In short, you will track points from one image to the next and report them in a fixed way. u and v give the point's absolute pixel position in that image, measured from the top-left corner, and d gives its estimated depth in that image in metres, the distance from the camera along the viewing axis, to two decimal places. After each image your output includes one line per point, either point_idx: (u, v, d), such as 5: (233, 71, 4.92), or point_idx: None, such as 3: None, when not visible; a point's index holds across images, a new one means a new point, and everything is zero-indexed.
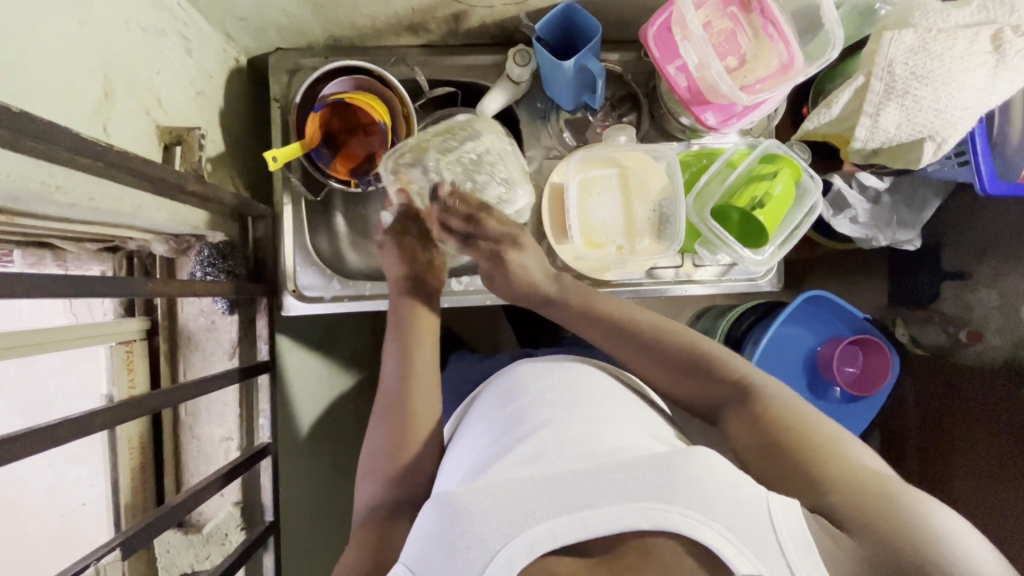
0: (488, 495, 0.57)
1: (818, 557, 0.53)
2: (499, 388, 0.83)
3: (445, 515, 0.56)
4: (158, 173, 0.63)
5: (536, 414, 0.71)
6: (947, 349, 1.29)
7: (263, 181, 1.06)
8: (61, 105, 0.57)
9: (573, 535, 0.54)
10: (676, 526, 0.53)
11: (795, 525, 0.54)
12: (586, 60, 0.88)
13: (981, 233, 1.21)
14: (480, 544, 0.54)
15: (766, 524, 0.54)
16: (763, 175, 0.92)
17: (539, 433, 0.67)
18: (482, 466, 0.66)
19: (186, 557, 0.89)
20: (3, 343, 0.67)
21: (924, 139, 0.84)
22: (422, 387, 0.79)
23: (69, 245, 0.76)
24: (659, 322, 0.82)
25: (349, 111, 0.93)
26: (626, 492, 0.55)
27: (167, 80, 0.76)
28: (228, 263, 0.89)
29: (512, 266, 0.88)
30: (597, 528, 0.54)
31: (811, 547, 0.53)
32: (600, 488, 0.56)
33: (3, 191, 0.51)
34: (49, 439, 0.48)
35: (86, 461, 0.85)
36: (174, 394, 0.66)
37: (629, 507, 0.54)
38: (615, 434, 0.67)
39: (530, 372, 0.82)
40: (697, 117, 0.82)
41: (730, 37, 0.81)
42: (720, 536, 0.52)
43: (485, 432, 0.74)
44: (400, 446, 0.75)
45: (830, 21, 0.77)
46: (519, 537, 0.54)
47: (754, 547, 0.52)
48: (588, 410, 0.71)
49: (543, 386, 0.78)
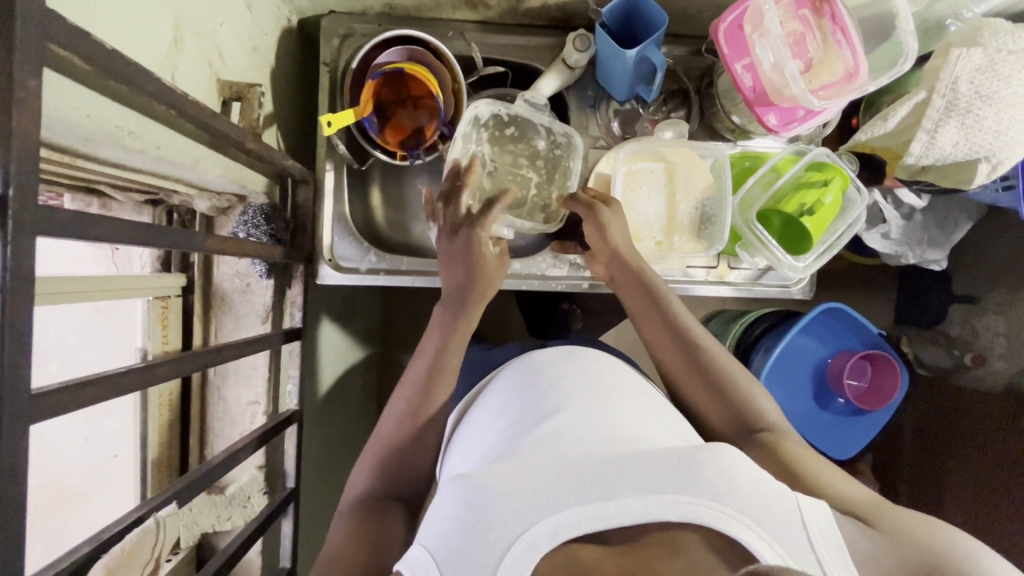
0: (509, 479, 0.54)
1: (849, 557, 0.50)
2: (516, 370, 0.80)
3: (465, 498, 0.54)
4: (226, 129, 0.61)
5: (558, 397, 0.68)
6: (947, 371, 1.32)
7: (304, 146, 1.05)
8: (138, 47, 0.55)
9: (597, 523, 0.52)
10: (700, 518, 0.51)
11: (828, 533, 0.52)
12: (649, 52, 0.86)
13: (995, 260, 1.22)
14: (500, 525, 0.51)
15: (797, 524, 0.52)
16: (812, 183, 0.93)
17: (562, 415, 0.65)
18: (500, 450, 0.64)
19: (209, 517, 0.88)
20: (65, 287, 0.66)
21: (979, 160, 0.84)
22: (451, 363, 0.78)
23: (116, 193, 0.75)
24: (713, 341, 0.82)
25: (403, 83, 0.91)
26: (650, 483, 0.54)
27: (227, 33, 0.74)
28: (272, 225, 0.87)
29: (607, 225, 0.87)
30: (620, 517, 0.52)
31: (845, 553, 0.51)
32: (622, 479, 0.54)
33: (80, 132, 0.49)
34: (122, 385, 0.47)
35: (119, 414, 0.86)
36: (222, 353, 0.64)
37: (653, 499, 0.52)
38: (638, 427, 0.65)
39: (546, 359, 0.79)
40: (760, 118, 0.81)
41: (800, 40, 0.80)
42: (747, 530, 0.50)
43: (501, 414, 0.71)
44: (422, 416, 0.75)
45: (904, 32, 0.76)
46: (543, 521, 0.51)
47: (784, 546, 0.50)
48: (609, 401, 0.69)
49: (563, 372, 0.74)
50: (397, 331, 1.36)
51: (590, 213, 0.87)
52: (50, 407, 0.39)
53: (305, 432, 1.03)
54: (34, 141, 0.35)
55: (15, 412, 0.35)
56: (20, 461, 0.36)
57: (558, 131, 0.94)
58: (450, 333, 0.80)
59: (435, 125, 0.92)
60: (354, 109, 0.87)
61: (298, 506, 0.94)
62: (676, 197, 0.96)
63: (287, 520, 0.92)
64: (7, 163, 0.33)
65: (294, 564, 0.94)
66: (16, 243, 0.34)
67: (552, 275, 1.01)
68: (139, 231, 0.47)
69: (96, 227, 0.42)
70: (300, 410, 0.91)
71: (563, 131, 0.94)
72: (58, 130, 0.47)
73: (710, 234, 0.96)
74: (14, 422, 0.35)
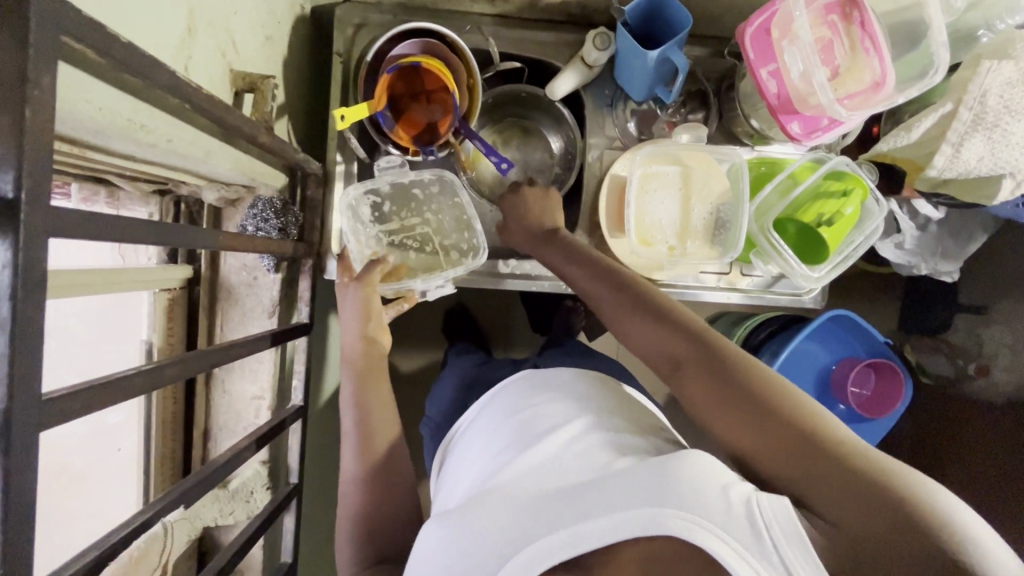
0: (480, 516, 0.53)
1: (812, 547, 0.43)
2: (503, 390, 0.75)
3: (445, 534, 0.55)
4: (240, 123, 0.59)
5: (549, 420, 0.64)
6: (951, 381, 1.29)
7: (314, 138, 1.03)
8: (152, 37, 0.53)
9: (570, 550, 0.47)
10: (667, 529, 0.45)
11: (785, 520, 0.44)
12: (671, 53, 0.84)
13: (1004, 272, 1.21)
14: (480, 562, 0.50)
15: (751, 520, 0.45)
16: (832, 192, 0.91)
17: (549, 443, 0.60)
18: (489, 474, 0.60)
19: (211, 511, 0.86)
20: (79, 280, 0.66)
21: (1004, 176, 0.83)
22: (378, 389, 0.76)
23: (123, 183, 0.73)
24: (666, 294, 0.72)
25: (414, 77, 0.88)
26: (618, 500, 0.49)
27: (241, 21, 0.72)
28: (283, 219, 0.85)
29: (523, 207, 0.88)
30: (588, 541, 0.47)
31: (807, 544, 0.43)
32: (595, 500, 0.50)
33: (93, 126, 0.48)
34: (129, 388, 0.45)
35: (124, 406, 0.85)
36: (230, 351, 0.63)
37: (620, 515, 0.47)
38: (630, 447, 0.59)
39: (533, 376, 0.75)
40: (782, 126, 0.80)
41: (827, 47, 0.78)
42: (711, 537, 0.44)
43: (493, 431, 0.67)
44: (376, 435, 0.72)
45: (937, 44, 0.73)
46: (515, 555, 0.49)
47: (760, 558, 0.43)
48: (599, 422, 0.63)
49: (555, 395, 0.69)
50: (401, 325, 1.35)
51: (512, 208, 0.89)
52: (61, 412, 0.38)
53: (308, 426, 1.03)
54: (48, 140, 0.33)
55: (28, 419, 0.34)
56: (32, 471, 0.34)
57: (428, 177, 0.90)
58: (366, 375, 0.76)
59: (450, 120, 0.89)
60: (369, 103, 0.84)
61: (300, 502, 0.94)
62: (691, 201, 0.93)
63: (290, 516, 0.92)
64: (20, 163, 0.31)
65: (295, 559, 0.94)
66: (28, 246, 0.32)
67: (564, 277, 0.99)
68: (151, 229, 0.46)
69: (106, 227, 0.41)
70: (304, 406, 0.90)
71: (435, 180, 0.90)
72: (71, 124, 0.46)
73: (724, 240, 0.94)
74: (27, 429, 0.34)
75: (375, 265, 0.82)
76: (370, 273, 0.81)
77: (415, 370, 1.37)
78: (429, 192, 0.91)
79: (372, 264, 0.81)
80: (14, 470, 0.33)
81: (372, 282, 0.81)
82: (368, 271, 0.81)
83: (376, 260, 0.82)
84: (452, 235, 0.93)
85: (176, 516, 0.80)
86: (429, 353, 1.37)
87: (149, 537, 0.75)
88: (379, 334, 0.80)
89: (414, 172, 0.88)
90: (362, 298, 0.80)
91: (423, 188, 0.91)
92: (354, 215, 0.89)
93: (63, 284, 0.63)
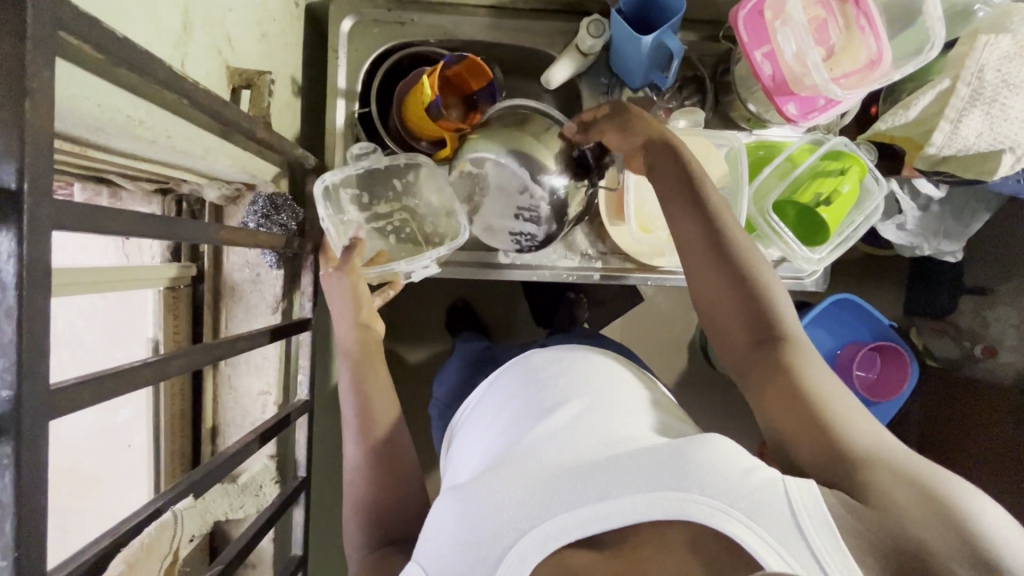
0: (497, 490, 0.53)
1: (838, 536, 0.44)
2: (514, 370, 0.74)
3: (459, 508, 0.54)
4: (238, 119, 0.60)
5: (556, 396, 0.65)
6: (958, 362, 1.28)
7: (311, 135, 1.04)
8: (149, 34, 0.54)
9: (586, 527, 0.48)
10: (692, 515, 0.46)
11: (816, 513, 0.45)
12: (665, 38, 0.84)
13: (1008, 251, 1.20)
14: (491, 537, 0.50)
15: (781, 507, 0.46)
16: (829, 172, 0.92)
17: (560, 419, 0.60)
18: (501, 454, 0.60)
19: (221, 505, 0.88)
20: (86, 278, 0.67)
21: (1003, 151, 0.83)
22: (375, 379, 0.76)
23: (125, 182, 0.74)
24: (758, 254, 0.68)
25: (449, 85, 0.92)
26: (638, 482, 0.49)
27: (236, 18, 0.72)
28: (282, 215, 0.86)
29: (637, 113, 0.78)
30: (607, 520, 0.48)
31: (833, 528, 0.45)
32: (611, 479, 0.50)
33: (89, 123, 0.48)
34: (136, 379, 0.46)
35: (132, 402, 0.86)
36: (234, 345, 0.63)
37: (641, 499, 0.48)
38: (641, 428, 0.60)
39: (546, 355, 0.73)
40: (779, 107, 0.79)
41: (822, 26, 0.78)
42: (732, 521, 0.45)
43: (510, 411, 0.66)
44: (379, 421, 0.73)
45: (932, 18, 0.73)
46: (533, 530, 0.49)
47: (785, 544, 0.44)
48: (613, 402, 0.64)
49: (565, 371, 0.69)
50: (404, 320, 1.37)
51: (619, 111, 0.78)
52: (69, 402, 0.39)
53: (315, 420, 1.04)
54: (48, 136, 0.34)
55: (39, 406, 0.35)
56: (42, 459, 0.35)
57: (398, 158, 0.90)
58: (364, 363, 0.77)
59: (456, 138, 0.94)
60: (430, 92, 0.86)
61: (309, 495, 0.95)
62: None
63: (298, 509, 0.93)
64: (21, 157, 0.32)
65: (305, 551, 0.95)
66: (32, 237, 0.33)
67: (563, 266, 0.98)
68: (154, 223, 0.46)
69: (109, 220, 0.41)
70: (310, 400, 0.91)
71: (409, 165, 0.91)
72: (71, 121, 0.47)
73: None
74: (38, 417, 0.35)
75: (350, 249, 0.81)
76: (351, 259, 0.81)
77: (418, 364, 1.38)
78: (408, 178, 0.92)
79: (348, 248, 0.81)
80: (23, 459, 0.33)
81: (351, 266, 0.81)
82: (346, 257, 0.81)
83: (351, 242, 0.81)
84: (435, 217, 0.93)
85: (185, 504, 0.82)
86: (432, 348, 1.38)
87: (160, 524, 0.77)
88: (372, 320, 0.81)
89: (388, 157, 0.89)
90: (350, 286, 0.80)
91: (395, 173, 0.92)
92: (337, 208, 0.90)
93: (68, 281, 0.64)
